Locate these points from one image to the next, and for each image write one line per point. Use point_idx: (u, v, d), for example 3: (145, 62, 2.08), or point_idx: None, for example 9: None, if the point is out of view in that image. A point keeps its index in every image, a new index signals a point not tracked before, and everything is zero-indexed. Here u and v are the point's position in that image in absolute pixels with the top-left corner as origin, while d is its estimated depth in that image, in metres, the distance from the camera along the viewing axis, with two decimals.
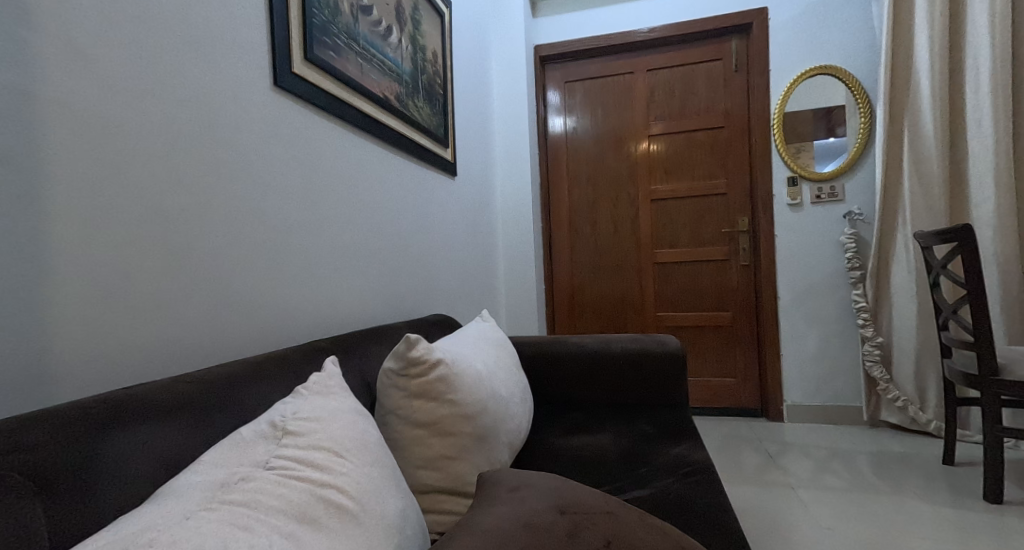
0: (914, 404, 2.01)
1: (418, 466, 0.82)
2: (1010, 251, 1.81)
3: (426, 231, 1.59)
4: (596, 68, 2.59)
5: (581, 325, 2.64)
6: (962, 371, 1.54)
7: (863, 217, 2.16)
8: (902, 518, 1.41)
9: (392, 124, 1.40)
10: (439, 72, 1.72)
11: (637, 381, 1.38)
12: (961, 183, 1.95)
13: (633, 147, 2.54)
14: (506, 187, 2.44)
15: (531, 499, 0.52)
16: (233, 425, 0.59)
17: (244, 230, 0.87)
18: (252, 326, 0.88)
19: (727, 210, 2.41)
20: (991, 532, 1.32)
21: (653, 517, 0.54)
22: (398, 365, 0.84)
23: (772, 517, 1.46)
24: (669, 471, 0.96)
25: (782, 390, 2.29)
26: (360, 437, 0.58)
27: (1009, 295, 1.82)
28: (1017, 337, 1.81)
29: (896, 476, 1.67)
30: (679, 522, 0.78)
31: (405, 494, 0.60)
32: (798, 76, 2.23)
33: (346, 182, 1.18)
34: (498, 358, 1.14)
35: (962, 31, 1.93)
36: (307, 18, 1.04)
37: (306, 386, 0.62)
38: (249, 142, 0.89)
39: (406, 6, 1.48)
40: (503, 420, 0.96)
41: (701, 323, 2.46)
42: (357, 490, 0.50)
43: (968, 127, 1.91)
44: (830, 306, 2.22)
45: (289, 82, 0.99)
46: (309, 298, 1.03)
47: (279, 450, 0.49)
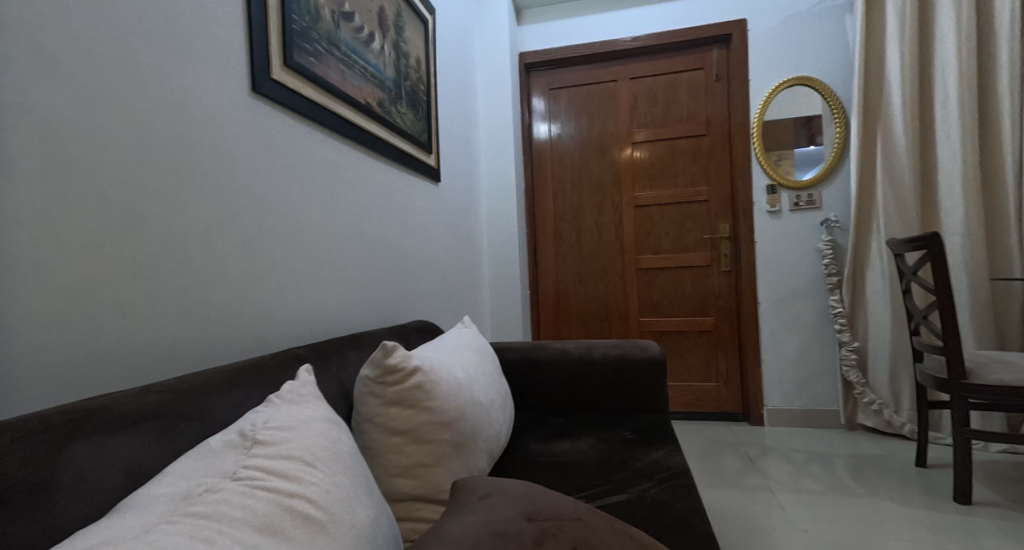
0: (889, 407, 2.05)
1: (395, 474, 0.81)
2: (979, 258, 1.87)
3: (408, 237, 1.59)
4: (580, 76, 2.62)
5: (565, 331, 2.65)
6: (932, 375, 1.58)
7: (839, 224, 2.20)
8: (876, 520, 1.44)
9: (374, 131, 1.40)
10: (422, 78, 1.73)
11: (617, 386, 1.39)
12: (931, 192, 2.01)
13: (616, 154, 2.57)
14: (491, 193, 2.45)
15: (501, 506, 0.52)
16: (203, 434, 0.59)
17: (220, 236, 0.86)
18: (227, 333, 0.87)
19: (709, 217, 2.44)
20: (961, 532, 1.36)
21: (621, 522, 0.55)
22: (374, 373, 0.83)
23: (751, 520, 1.48)
24: (646, 476, 0.97)
25: (763, 395, 2.32)
26: (333, 446, 0.58)
27: (978, 301, 1.87)
28: (986, 342, 1.86)
29: (872, 479, 1.70)
30: (655, 526, 0.79)
31: (379, 503, 0.60)
32: (777, 86, 2.28)
33: (326, 188, 1.18)
34: (478, 364, 1.14)
35: (931, 45, 2.00)
36: (286, 24, 1.03)
37: (279, 395, 0.62)
38: (225, 147, 0.88)
39: (389, 13, 1.48)
40: (482, 426, 0.97)
41: (684, 329, 2.48)
42: (326, 500, 0.50)
43: (938, 138, 1.97)
44: (808, 311, 2.26)
45: (268, 87, 0.98)
46: (287, 304, 1.02)
47: (247, 460, 0.49)
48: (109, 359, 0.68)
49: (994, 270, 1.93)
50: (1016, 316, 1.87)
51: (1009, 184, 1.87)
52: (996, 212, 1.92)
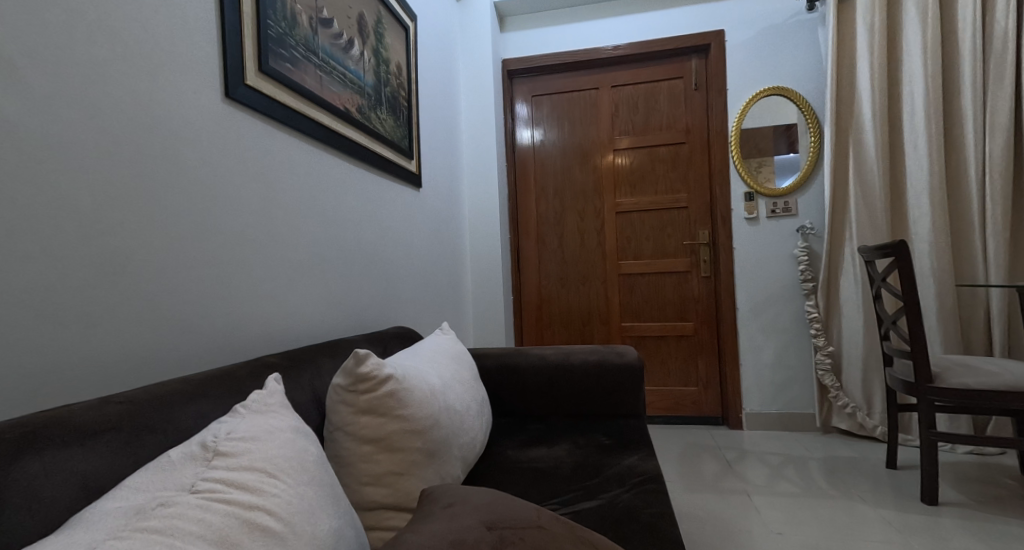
0: (862, 410, 2.10)
1: (366, 482, 0.81)
2: (946, 265, 1.93)
3: (388, 243, 1.58)
4: (562, 83, 2.64)
5: (548, 335, 2.66)
6: (901, 379, 1.62)
7: (814, 231, 2.25)
8: (847, 521, 1.47)
9: (353, 137, 1.40)
10: (403, 84, 1.73)
11: (594, 392, 1.40)
12: (900, 201, 2.07)
13: (598, 160, 2.59)
14: (474, 200, 2.46)
15: (462, 515, 0.53)
16: (165, 445, 0.58)
17: (191, 243, 0.86)
18: (195, 341, 0.86)
19: (689, 223, 2.48)
20: (927, 532, 1.39)
21: (582, 529, 0.56)
22: (346, 381, 0.83)
23: (725, 523, 1.50)
24: (619, 481, 0.98)
25: (741, 398, 2.35)
26: (298, 456, 0.57)
27: (945, 306, 1.92)
28: (953, 346, 1.92)
29: (844, 481, 1.73)
30: (623, 532, 0.80)
31: (344, 513, 0.60)
32: (754, 96, 2.33)
33: (303, 194, 1.17)
34: (455, 372, 1.14)
35: (899, 58, 2.06)
36: (261, 30, 1.03)
37: (245, 405, 0.62)
38: (197, 152, 0.88)
39: (369, 19, 1.49)
40: (456, 434, 0.97)
41: (664, 333, 2.51)
42: (287, 511, 0.50)
43: (906, 148, 2.03)
44: (785, 316, 2.31)
45: (242, 93, 0.98)
46: (260, 312, 1.01)
47: (207, 472, 0.49)
48: (69, 368, 0.67)
49: (960, 276, 1.99)
50: (981, 321, 1.93)
51: (973, 194, 1.94)
52: (961, 220, 1.98)
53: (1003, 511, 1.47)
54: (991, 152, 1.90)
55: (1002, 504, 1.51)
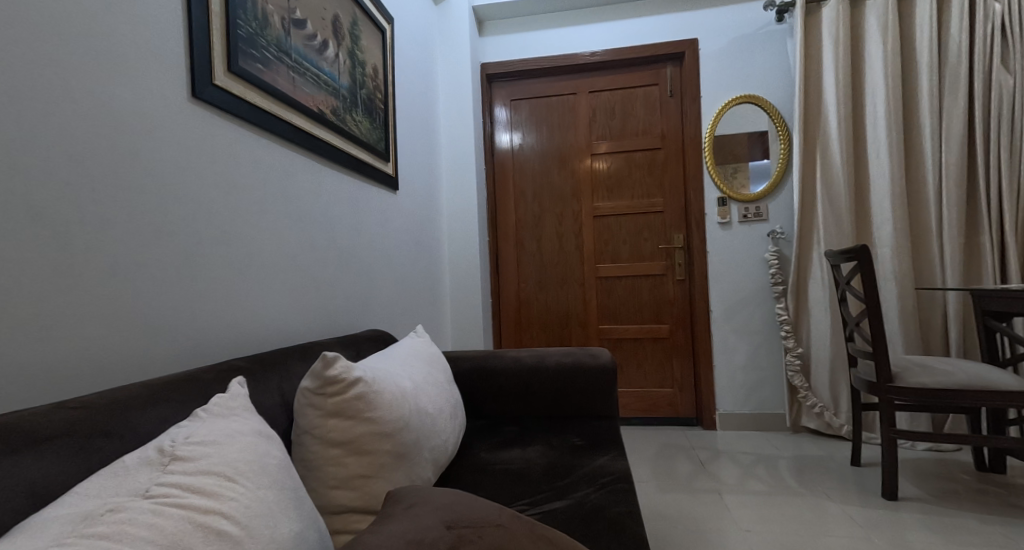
0: (829, 410, 2.16)
1: (333, 486, 0.81)
2: (907, 269, 2.00)
3: (363, 246, 1.57)
4: (541, 88, 2.66)
5: (526, 338, 2.67)
6: (864, 379, 1.68)
7: (784, 236, 2.31)
8: (814, 518, 1.51)
9: (326, 138, 1.39)
10: (380, 86, 1.73)
11: (568, 394, 1.42)
12: (865, 207, 2.15)
13: (576, 164, 2.62)
14: (452, 203, 2.46)
15: (423, 515, 0.53)
16: (122, 450, 0.57)
17: (154, 244, 0.84)
18: (157, 344, 0.84)
19: (664, 227, 2.53)
20: (888, 527, 1.44)
21: (542, 527, 0.57)
22: (314, 384, 0.83)
23: (696, 521, 1.53)
24: (590, 481, 0.99)
25: (714, 399, 2.40)
26: (259, 460, 0.57)
27: (906, 308, 2.00)
28: (914, 347, 2.00)
29: (812, 479, 1.78)
30: (590, 531, 0.81)
31: (308, 517, 0.59)
32: (726, 103, 2.39)
33: (273, 196, 1.16)
34: (428, 374, 1.14)
35: (863, 70, 2.14)
36: (231, 29, 1.02)
37: (206, 409, 0.61)
38: (161, 151, 0.86)
39: (344, 21, 1.48)
40: (427, 436, 0.97)
41: (641, 336, 2.55)
42: (245, 515, 0.50)
43: (870, 156, 2.11)
44: (756, 318, 2.36)
45: (210, 93, 0.96)
46: (229, 314, 1.00)
47: (162, 477, 0.48)
48: (21, 373, 0.65)
49: (920, 280, 2.07)
50: (939, 323, 2.01)
51: (931, 201, 2.02)
52: (920, 226, 2.07)
53: (959, 505, 1.53)
54: (947, 161, 1.99)
55: (958, 499, 1.57)
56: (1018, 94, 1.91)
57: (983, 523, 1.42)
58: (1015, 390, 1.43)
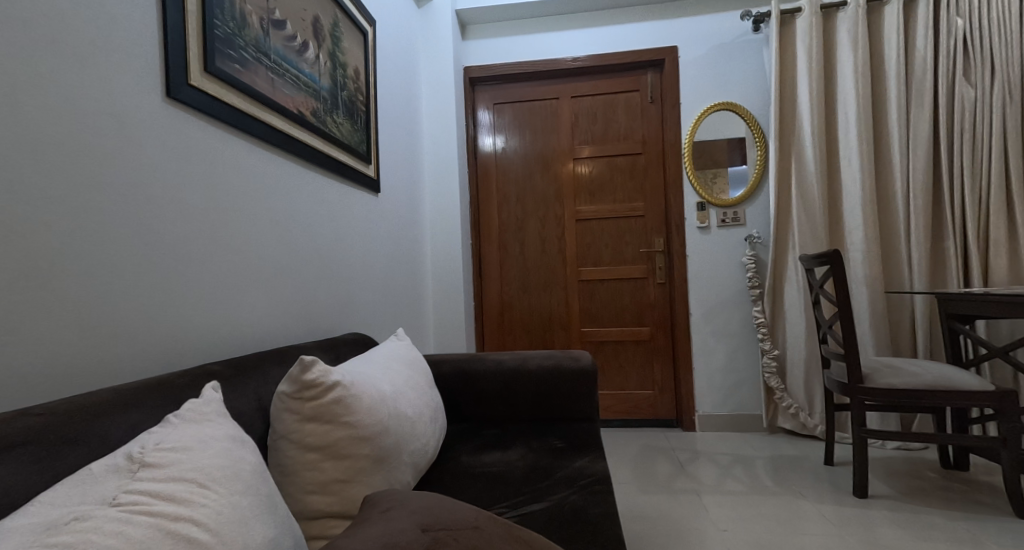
0: (804, 410, 2.21)
1: (311, 491, 0.80)
2: (877, 273, 2.07)
3: (343, 248, 1.56)
4: (524, 92, 2.68)
5: (509, 341, 2.67)
6: (836, 380, 1.72)
7: (761, 240, 2.37)
8: (788, 517, 1.54)
9: (306, 140, 1.38)
10: (362, 88, 1.72)
11: (549, 396, 1.43)
12: (838, 212, 2.21)
13: (559, 168, 2.64)
14: (435, 205, 2.45)
15: (398, 519, 0.53)
16: (89, 458, 0.56)
17: (126, 246, 0.82)
18: (128, 349, 0.82)
19: (645, 231, 2.56)
20: (859, 524, 1.48)
21: (519, 528, 0.58)
22: (291, 388, 0.82)
23: (675, 522, 1.55)
24: (569, 483, 1.00)
25: (694, 401, 2.44)
26: (233, 465, 0.56)
27: (877, 311, 2.06)
28: (884, 349, 2.06)
29: (786, 478, 1.82)
30: (568, 533, 0.81)
31: (283, 522, 0.58)
32: (705, 110, 2.44)
33: (251, 198, 1.14)
34: (409, 378, 1.14)
35: (835, 80, 2.21)
36: (207, 29, 1.00)
37: (177, 415, 0.60)
38: (133, 152, 0.85)
39: (325, 22, 1.47)
40: (407, 440, 0.96)
41: (622, 338, 2.57)
42: (217, 522, 0.49)
43: (843, 164, 2.17)
44: (734, 321, 2.41)
45: (185, 93, 0.95)
46: (204, 318, 0.98)
47: (130, 484, 0.48)
48: None
49: (889, 283, 2.14)
50: (908, 325, 2.08)
51: (900, 207, 2.09)
52: (890, 231, 2.14)
53: (927, 502, 1.58)
54: (914, 168, 2.06)
55: (925, 496, 1.62)
56: (979, 105, 2.00)
57: (948, 519, 1.47)
58: (978, 390, 1.49)
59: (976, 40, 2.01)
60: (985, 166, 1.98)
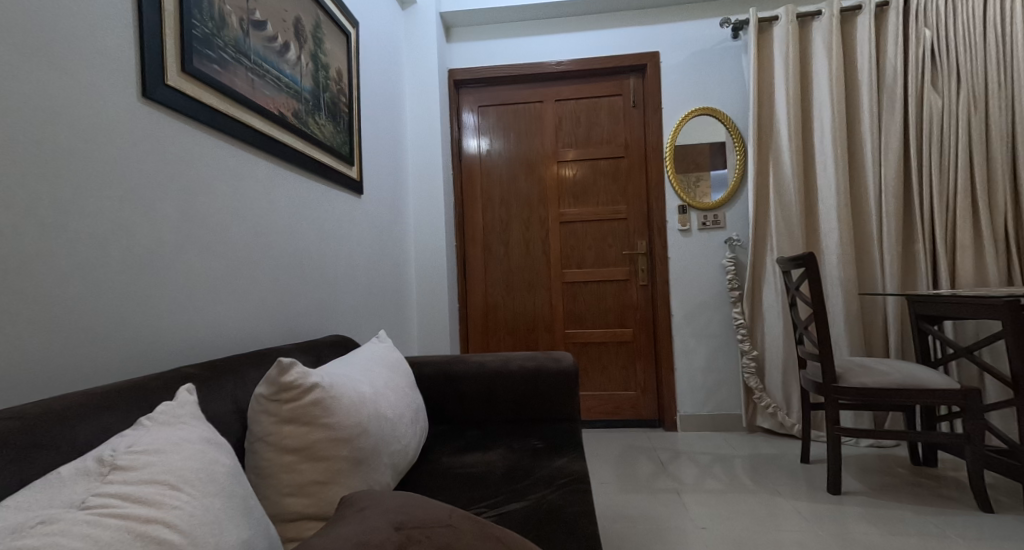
0: (782, 410, 2.26)
1: (287, 493, 0.80)
2: (851, 275, 2.12)
3: (324, 250, 1.55)
4: (508, 95, 2.69)
5: (493, 343, 2.68)
6: (812, 380, 1.76)
7: (740, 243, 2.41)
8: (765, 514, 1.58)
9: (287, 141, 1.37)
10: (344, 90, 1.72)
11: (530, 397, 1.44)
12: (814, 216, 2.26)
13: (542, 171, 2.66)
14: (419, 207, 2.45)
15: (372, 518, 0.54)
16: (58, 462, 0.55)
17: (99, 248, 0.81)
18: (100, 352, 0.81)
19: (628, 234, 2.59)
20: (833, 520, 1.52)
21: (493, 526, 0.58)
22: (269, 390, 0.82)
23: (655, 520, 1.57)
24: (548, 482, 1.01)
25: (675, 401, 2.47)
26: (206, 468, 0.56)
27: (851, 312, 2.11)
28: (858, 349, 2.12)
29: (764, 476, 1.86)
30: (545, 532, 0.82)
31: (257, 524, 0.58)
32: (685, 115, 2.48)
33: (230, 199, 1.14)
34: (390, 380, 1.14)
35: (811, 87, 2.27)
36: (185, 29, 1.00)
37: (150, 417, 0.60)
38: (108, 153, 0.84)
39: (307, 23, 1.47)
40: (386, 442, 0.97)
41: (605, 339, 2.60)
42: (189, 523, 0.49)
43: (818, 168, 2.23)
44: (714, 322, 2.45)
45: (162, 94, 0.94)
46: (180, 320, 0.97)
47: (100, 487, 0.47)
48: None
49: (863, 286, 2.20)
50: (881, 326, 2.14)
51: (873, 211, 2.15)
52: (864, 235, 2.20)
53: (897, 497, 1.63)
54: (886, 173, 2.12)
55: (895, 492, 1.67)
56: (945, 113, 2.07)
57: (917, 514, 1.52)
58: (945, 388, 1.54)
59: (943, 51, 2.09)
60: (952, 172, 2.05)
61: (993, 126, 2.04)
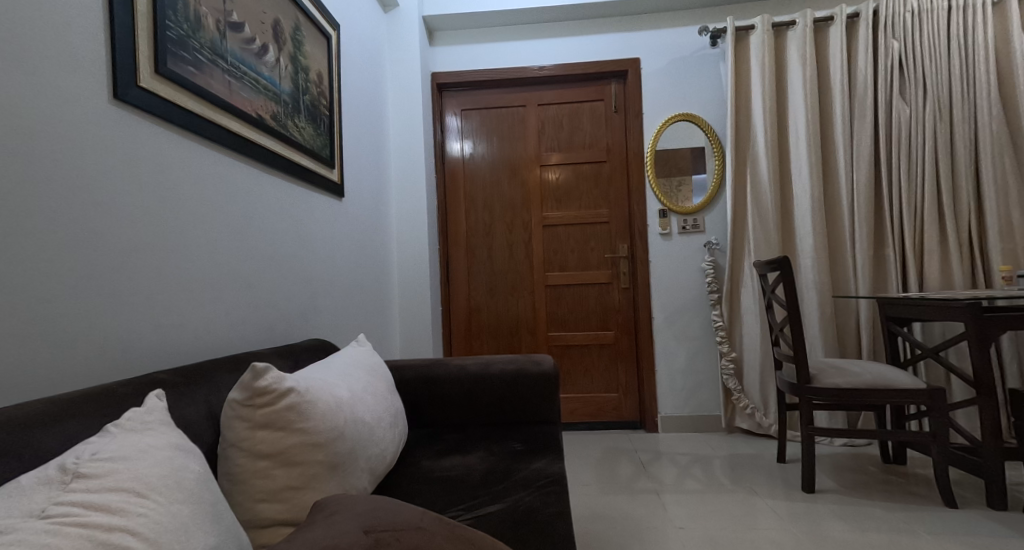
0: (760, 410, 2.30)
1: (261, 499, 0.80)
2: (825, 278, 2.18)
3: (303, 253, 1.54)
4: (491, 99, 2.71)
5: (477, 347, 2.68)
6: (787, 381, 1.80)
7: (719, 247, 2.46)
8: (742, 512, 1.61)
9: (265, 143, 1.36)
10: (325, 93, 1.71)
11: (510, 400, 1.44)
12: (789, 219, 2.32)
13: (525, 175, 2.67)
14: (401, 211, 2.44)
15: (342, 522, 0.54)
16: (19, 470, 0.54)
17: (67, 251, 0.80)
18: (67, 358, 0.79)
19: (610, 237, 2.62)
20: (807, 517, 1.55)
21: (464, 528, 0.59)
22: (242, 395, 0.81)
23: (634, 520, 1.59)
24: (526, 484, 1.02)
25: (657, 402, 2.50)
26: (175, 474, 0.56)
27: (825, 314, 2.17)
28: (832, 351, 2.17)
29: (741, 476, 1.89)
30: (520, 534, 0.83)
31: (226, 530, 0.58)
32: (666, 121, 2.52)
33: (205, 202, 1.12)
34: (368, 384, 1.13)
35: (786, 95, 2.33)
36: (159, 30, 0.99)
37: (118, 424, 0.59)
38: (78, 155, 0.83)
39: (286, 26, 1.46)
40: (363, 446, 0.96)
41: (588, 342, 2.61)
42: (154, 531, 0.48)
43: (794, 174, 2.28)
44: (694, 324, 2.48)
45: (133, 95, 0.93)
46: (151, 324, 0.96)
47: (62, 496, 0.46)
48: None
49: (836, 288, 2.26)
50: (853, 328, 2.20)
51: (846, 216, 2.21)
52: (837, 238, 2.25)
53: (869, 495, 1.67)
54: (858, 178, 2.18)
55: (867, 489, 1.71)
56: (913, 121, 2.14)
57: (887, 510, 1.56)
58: (912, 388, 1.59)
59: (910, 61, 2.16)
60: (920, 178, 2.12)
61: (957, 135, 2.11)
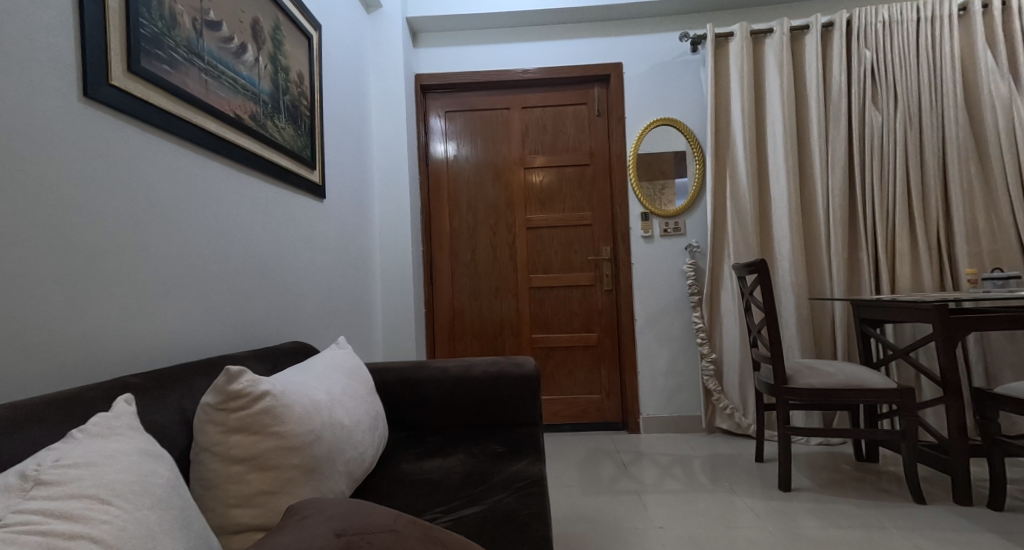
0: (739, 411, 2.34)
1: (233, 504, 0.78)
2: (802, 281, 2.22)
3: (283, 255, 1.52)
4: (475, 100, 2.71)
5: (460, 349, 2.67)
6: (764, 382, 1.83)
7: (699, 249, 2.50)
8: (720, 511, 1.63)
9: (243, 143, 1.34)
10: (306, 93, 1.69)
11: (492, 402, 1.44)
12: (768, 223, 2.36)
13: (509, 177, 2.68)
14: (383, 212, 2.43)
15: (314, 526, 0.53)
16: None
17: (34, 252, 0.78)
18: (32, 361, 0.77)
19: (593, 240, 2.64)
20: (783, 515, 1.58)
21: (438, 530, 0.59)
22: (215, 399, 0.80)
23: (615, 521, 1.60)
24: (505, 486, 1.02)
25: (639, 404, 2.52)
26: (142, 480, 0.55)
27: (802, 316, 2.21)
28: (809, 351, 2.21)
29: (720, 475, 1.92)
30: (498, 535, 0.83)
31: (194, 537, 0.57)
32: (648, 125, 2.55)
33: (180, 202, 1.10)
34: (348, 387, 1.13)
35: (764, 101, 2.38)
36: (131, 28, 0.97)
37: (83, 428, 0.58)
38: (45, 154, 0.81)
39: (265, 25, 1.45)
40: (341, 450, 0.95)
41: (571, 344, 2.62)
42: (118, 538, 0.47)
43: (772, 177, 2.33)
44: (675, 326, 2.51)
45: (105, 94, 0.91)
46: (121, 327, 0.94)
47: (20, 503, 0.45)
48: None
49: (813, 290, 2.30)
50: (829, 329, 2.25)
51: (822, 220, 2.26)
52: (814, 242, 2.30)
53: (843, 492, 1.71)
54: (833, 183, 2.23)
55: (841, 487, 1.75)
56: (885, 129, 2.20)
57: (860, 507, 1.60)
58: (884, 388, 1.63)
59: (882, 70, 2.22)
60: (891, 184, 2.18)
61: (925, 143, 2.18)
